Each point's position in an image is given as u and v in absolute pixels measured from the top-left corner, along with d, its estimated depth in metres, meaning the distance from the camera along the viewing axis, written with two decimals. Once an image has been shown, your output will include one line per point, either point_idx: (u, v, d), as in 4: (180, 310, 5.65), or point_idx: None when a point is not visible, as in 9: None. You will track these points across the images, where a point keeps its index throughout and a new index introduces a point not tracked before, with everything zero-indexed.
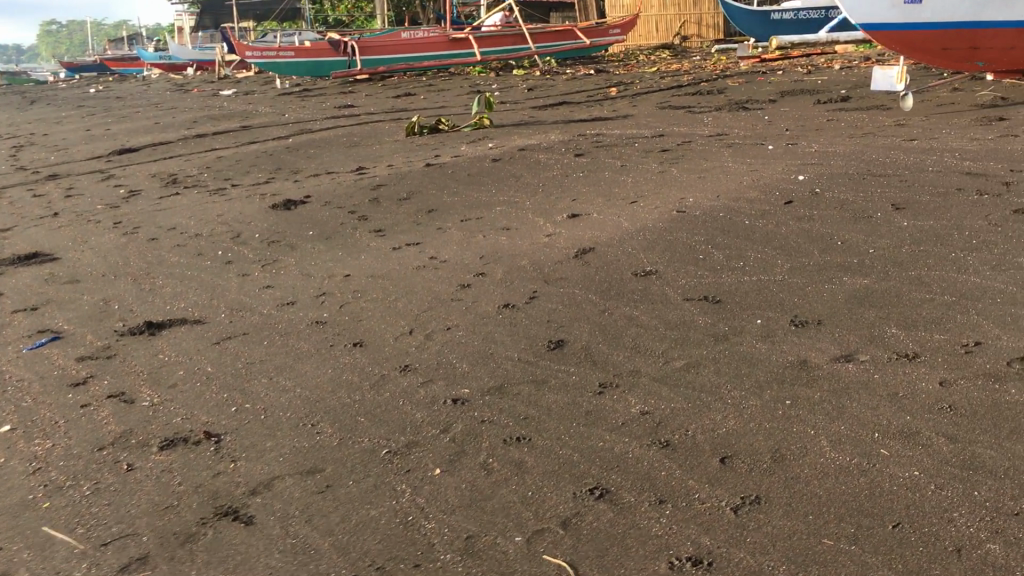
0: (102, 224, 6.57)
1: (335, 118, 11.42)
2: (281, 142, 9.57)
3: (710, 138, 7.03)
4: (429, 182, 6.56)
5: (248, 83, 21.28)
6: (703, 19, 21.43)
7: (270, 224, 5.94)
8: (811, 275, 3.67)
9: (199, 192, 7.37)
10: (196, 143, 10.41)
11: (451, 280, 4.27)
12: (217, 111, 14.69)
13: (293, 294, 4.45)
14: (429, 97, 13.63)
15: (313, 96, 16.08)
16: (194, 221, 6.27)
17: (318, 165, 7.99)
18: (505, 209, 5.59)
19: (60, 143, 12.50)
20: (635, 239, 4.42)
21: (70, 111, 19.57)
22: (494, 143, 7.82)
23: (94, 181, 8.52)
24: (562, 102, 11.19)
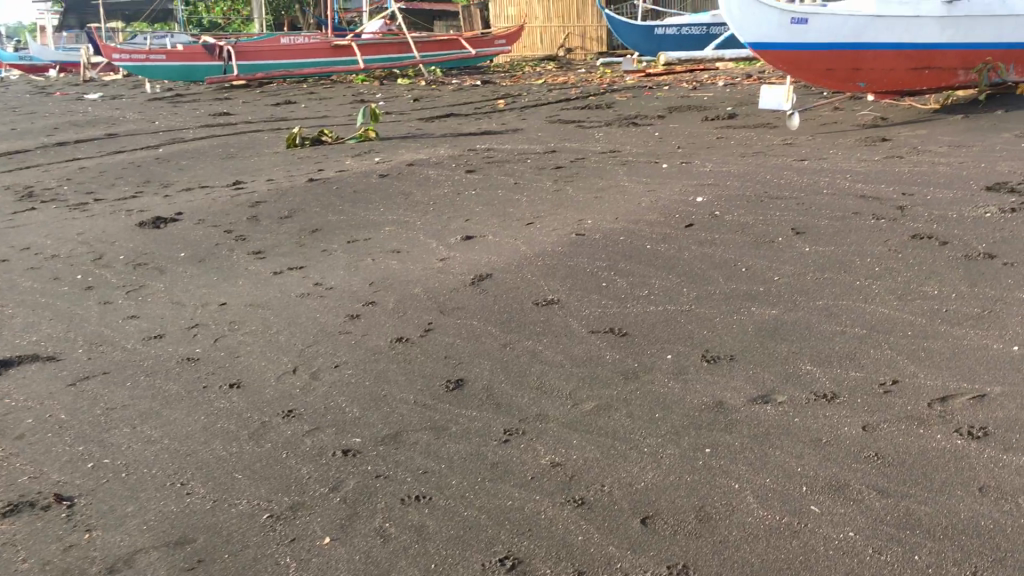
0: None
1: (209, 128, 10.87)
2: (150, 153, 9.01)
3: (603, 155, 6.91)
4: (313, 199, 6.21)
5: (116, 87, 20.24)
6: (587, 32, 20.96)
7: (137, 244, 5.48)
8: (718, 305, 3.52)
9: (58, 206, 6.81)
10: (56, 152, 9.71)
11: (339, 311, 3.96)
12: (81, 117, 13.85)
13: (162, 326, 4.05)
14: (310, 107, 13.19)
15: (187, 103, 15.37)
16: (51, 240, 5.75)
17: (190, 178, 7.51)
18: (394, 229, 5.30)
19: None
20: (534, 265, 4.20)
21: None
22: (380, 157, 7.51)
23: None
24: (449, 114, 10.95)
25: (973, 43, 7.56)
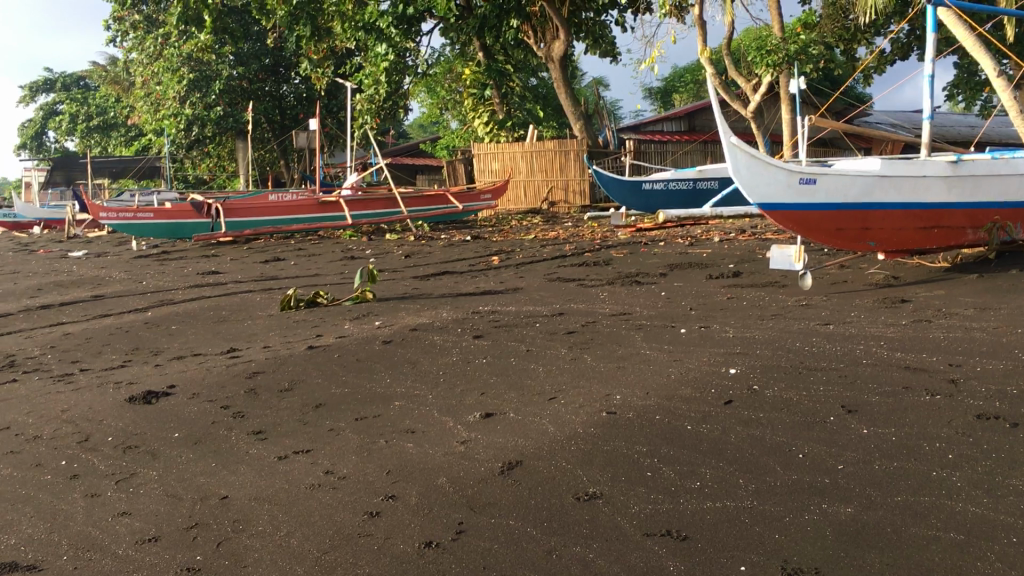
0: None
1: (197, 288, 10.67)
2: (138, 316, 8.75)
3: (614, 318, 6.68)
4: (314, 368, 5.88)
5: (101, 244, 20.20)
6: (570, 184, 20.93)
7: (126, 424, 5.10)
8: (785, 501, 3.18)
9: (41, 380, 6.48)
10: (40, 316, 9.45)
11: (354, 507, 3.57)
12: (66, 277, 13.67)
13: (157, 525, 3.64)
14: (299, 264, 13.08)
15: (173, 261, 15.26)
16: (34, 419, 5.39)
17: (181, 344, 7.21)
18: (406, 404, 4.95)
19: None
20: (568, 450, 3.85)
21: None
22: (381, 321, 7.24)
23: None
24: (444, 271, 10.81)
25: (981, 202, 7.53)
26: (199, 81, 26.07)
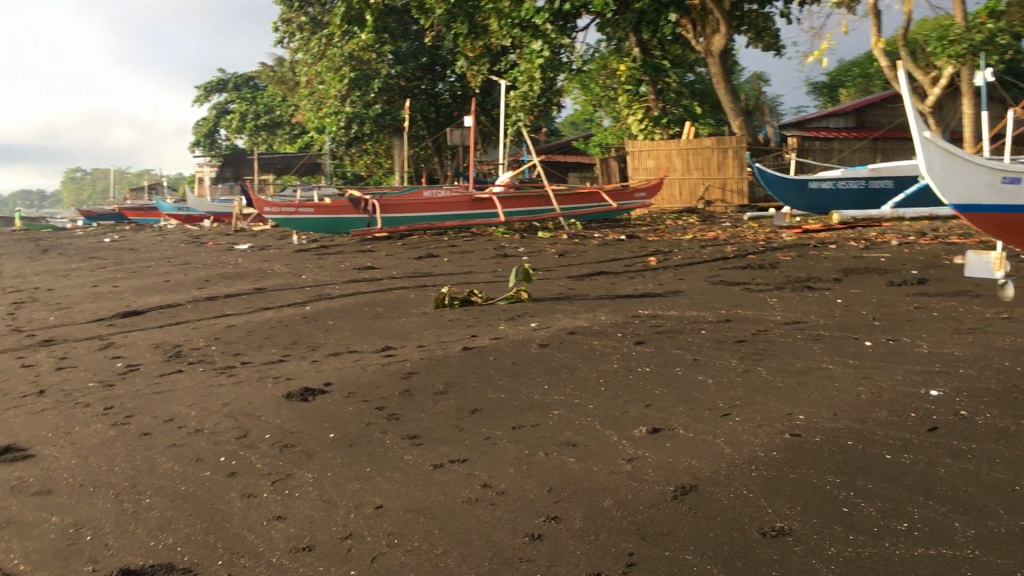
0: (90, 413, 5.75)
1: (354, 283, 10.78)
2: (298, 310, 8.88)
3: (788, 326, 6.19)
4: (469, 370, 5.69)
5: (265, 237, 21.00)
6: (728, 184, 20.20)
7: (283, 421, 5.05)
8: (1015, 556, 2.72)
9: (205, 371, 6.60)
10: (207, 307, 9.77)
11: (516, 528, 3.31)
12: (231, 269, 14.20)
13: (311, 533, 3.51)
14: (452, 261, 13.08)
15: (331, 255, 15.62)
16: (197, 412, 5.44)
17: (338, 340, 7.21)
18: (566, 414, 4.67)
19: (65, 302, 11.94)
20: (750, 476, 3.48)
21: (83, 263, 19.29)
22: (537, 322, 7.01)
23: (91, 353, 7.84)
24: (599, 271, 10.51)
25: None
26: (359, 79, 26.75)
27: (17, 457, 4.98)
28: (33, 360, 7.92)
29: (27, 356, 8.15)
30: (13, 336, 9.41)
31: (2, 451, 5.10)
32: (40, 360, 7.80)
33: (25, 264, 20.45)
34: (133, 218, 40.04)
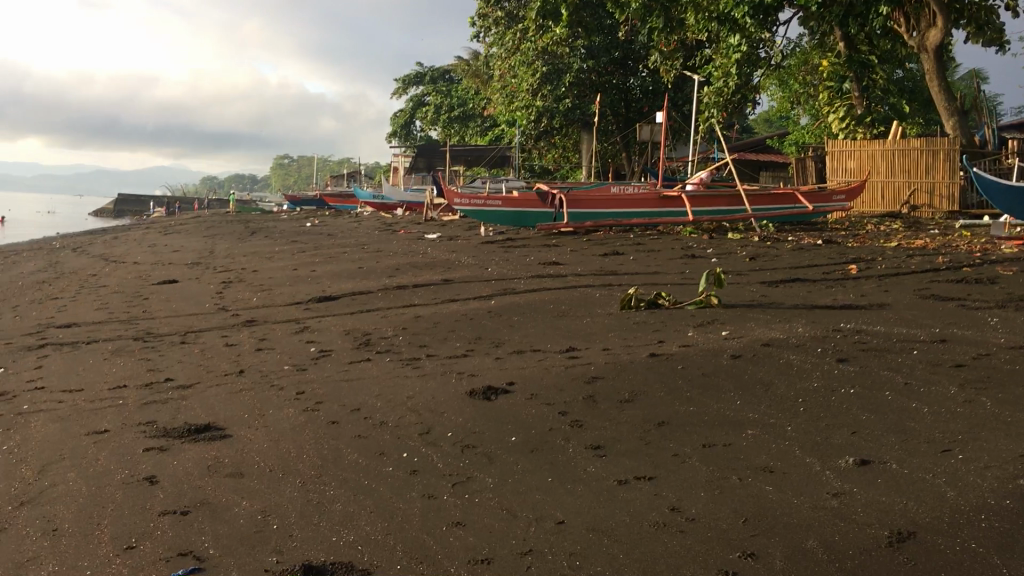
0: (283, 397, 5.92)
1: (539, 279, 10.73)
2: (483, 304, 8.90)
3: (1015, 352, 5.57)
4: (656, 379, 5.45)
5: (453, 228, 21.45)
6: (936, 188, 18.66)
7: (465, 419, 5.00)
8: None
9: (392, 361, 6.71)
10: (396, 295, 10.01)
11: (707, 561, 3.07)
12: (420, 258, 14.55)
13: (489, 544, 3.39)
14: (638, 259, 12.84)
15: (516, 249, 15.73)
16: (383, 403, 5.48)
17: (522, 338, 7.14)
18: (761, 435, 4.35)
19: (267, 283, 12.58)
20: (980, 528, 3.07)
21: (285, 246, 20.39)
22: (729, 330, 6.67)
23: (287, 336, 8.19)
24: (794, 277, 9.98)
25: None
26: (551, 73, 26.80)
27: (214, 436, 5.18)
28: (235, 339, 8.33)
29: (230, 335, 8.57)
30: (218, 315, 9.95)
31: (202, 428, 5.34)
32: (241, 340, 8.24)
33: (234, 245, 21.84)
34: (331, 204, 42.10)
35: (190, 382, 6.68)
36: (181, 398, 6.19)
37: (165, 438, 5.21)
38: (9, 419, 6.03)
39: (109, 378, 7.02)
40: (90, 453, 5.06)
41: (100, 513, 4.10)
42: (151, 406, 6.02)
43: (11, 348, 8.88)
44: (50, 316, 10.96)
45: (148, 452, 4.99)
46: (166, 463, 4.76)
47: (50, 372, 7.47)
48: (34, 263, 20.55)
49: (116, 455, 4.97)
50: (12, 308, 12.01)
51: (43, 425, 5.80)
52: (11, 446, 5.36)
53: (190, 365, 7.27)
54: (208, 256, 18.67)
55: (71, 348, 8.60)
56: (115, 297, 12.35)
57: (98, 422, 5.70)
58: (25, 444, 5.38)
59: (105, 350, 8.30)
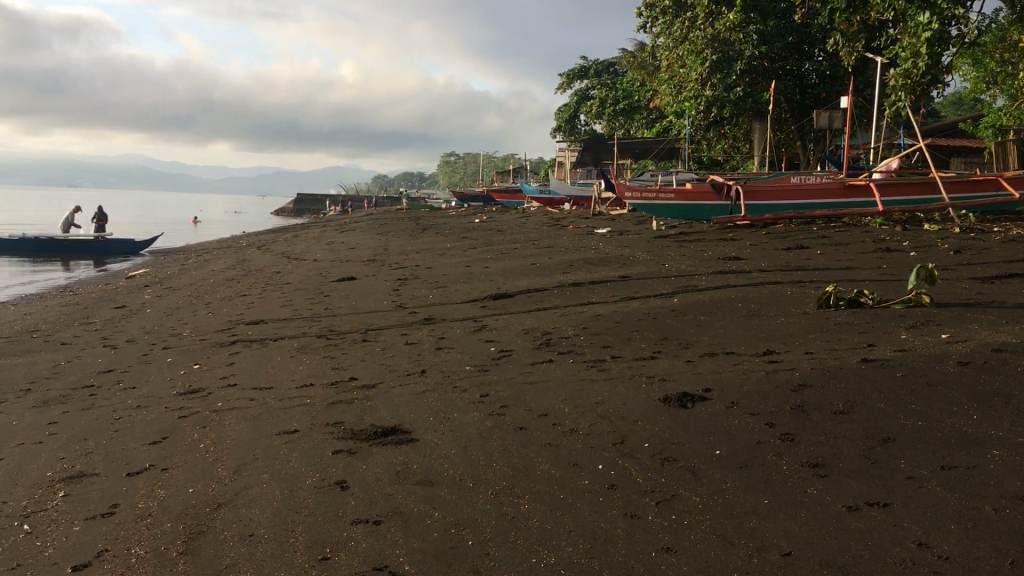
0: (466, 399, 5.76)
1: (721, 275, 10.23)
2: (665, 302, 8.51)
3: None
4: (873, 388, 4.93)
5: (623, 222, 21.07)
6: None
7: (661, 428, 4.66)
8: None
9: (575, 363, 6.45)
10: (572, 292, 9.77)
11: None
12: (592, 253, 14.30)
13: None
14: (826, 253, 12.10)
15: (692, 243, 15.21)
16: (571, 408, 5.22)
17: (712, 339, 6.72)
18: (1010, 457, 3.80)
19: (442, 280, 12.64)
20: None
21: (456, 242, 20.61)
22: (948, 333, 6.02)
23: (467, 335, 8.09)
24: (1011, 272, 9.04)
25: None
26: (721, 61, 25.86)
27: (401, 440, 5.06)
28: (414, 337, 8.30)
29: (410, 333, 8.55)
30: (396, 313, 9.99)
31: (389, 431, 5.24)
32: (420, 338, 8.21)
33: (407, 241, 22.29)
34: (498, 199, 42.53)
35: (373, 381, 6.66)
36: (365, 398, 6.15)
37: (352, 441, 5.15)
38: (206, 417, 6.16)
39: (295, 376, 7.09)
40: (281, 454, 5.05)
41: (294, 519, 4.03)
42: (337, 406, 6.01)
43: (205, 344, 9.21)
44: (239, 313, 11.37)
45: (337, 454, 4.93)
46: (356, 468, 4.68)
47: (240, 370, 7.64)
48: (224, 260, 21.62)
49: (305, 457, 4.94)
50: (205, 304, 12.57)
51: (236, 423, 5.89)
52: (208, 444, 5.45)
53: (373, 364, 7.26)
54: (383, 253, 19.05)
55: (258, 345, 8.83)
56: (298, 294, 12.71)
57: (287, 422, 5.73)
58: (220, 442, 5.45)
59: (290, 347, 8.45)
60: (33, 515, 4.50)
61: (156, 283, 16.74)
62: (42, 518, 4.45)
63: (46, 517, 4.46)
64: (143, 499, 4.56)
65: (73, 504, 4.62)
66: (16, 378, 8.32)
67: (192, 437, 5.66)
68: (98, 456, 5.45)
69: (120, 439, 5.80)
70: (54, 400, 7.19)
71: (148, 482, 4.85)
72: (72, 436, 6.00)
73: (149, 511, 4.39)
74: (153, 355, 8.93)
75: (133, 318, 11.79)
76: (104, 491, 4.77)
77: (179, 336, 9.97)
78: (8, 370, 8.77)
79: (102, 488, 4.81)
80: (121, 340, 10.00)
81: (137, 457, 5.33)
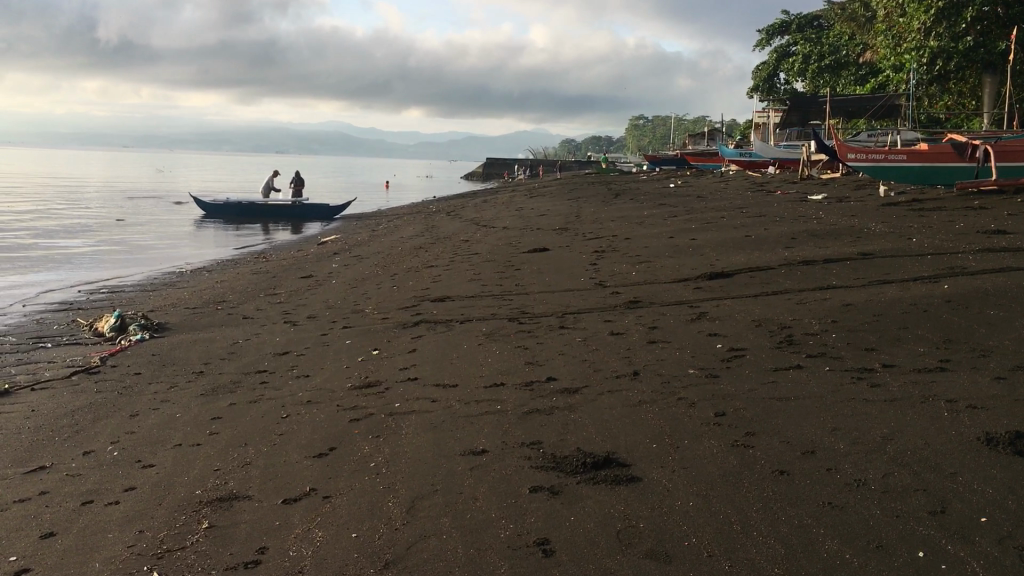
0: (696, 420, 4.50)
1: (993, 254, 8.40)
2: (933, 289, 6.86)
3: None
4: None
5: (841, 187, 18.97)
6: None
7: (999, 492, 3.26)
8: None
9: (834, 370, 5.05)
10: (804, 272, 8.29)
11: None
12: (813, 223, 12.62)
13: None
14: None
15: (932, 212, 13.21)
16: (849, 445, 3.85)
17: (1018, 346, 5.13)
18: None
19: (644, 254, 11.40)
20: None
21: (653, 209, 19.21)
22: None
23: (683, 324, 6.82)
24: None
25: None
26: (949, 9, 23.11)
27: (618, 478, 3.87)
28: (621, 325, 7.10)
29: (614, 320, 7.35)
30: (597, 293, 8.79)
31: (601, 462, 4.07)
32: (629, 327, 7.02)
33: (602, 208, 21.05)
34: (693, 163, 40.52)
35: (576, 384, 5.53)
36: (567, 410, 5.00)
37: (554, 474, 4.02)
38: (379, 422, 5.20)
39: (486, 371, 6.04)
40: (466, 487, 4.01)
41: None
42: (533, 420, 4.90)
43: (386, 324, 8.36)
44: (424, 287, 10.54)
45: (535, 495, 3.81)
46: (564, 517, 3.54)
47: (423, 360, 6.69)
48: (413, 227, 21.16)
49: (495, 496, 3.85)
50: (391, 277, 11.91)
51: (414, 433, 4.90)
52: (380, 464, 4.47)
53: (575, 361, 6.10)
54: (576, 221, 17.94)
55: (443, 327, 7.91)
56: (488, 267, 11.75)
57: (475, 438, 4.68)
58: (394, 462, 4.47)
59: (478, 333, 7.43)
60: (167, 557, 3.65)
61: (345, 251, 16.33)
62: (175, 563, 3.59)
63: (180, 562, 3.59)
64: (296, 544, 3.62)
65: (215, 544, 3.73)
66: (190, 358, 7.77)
67: (362, 452, 4.71)
68: (254, 470, 4.60)
69: (283, 447, 4.94)
70: (224, 388, 6.51)
71: (306, 515, 3.91)
72: (232, 439, 5.22)
73: (301, 564, 3.42)
74: (332, 335, 8.17)
75: (318, 291, 11.22)
76: (252, 526, 3.86)
77: (360, 313, 9.22)
78: (186, 347, 8.27)
79: (252, 521, 3.92)
80: (303, 316, 9.41)
81: (297, 476, 4.43)
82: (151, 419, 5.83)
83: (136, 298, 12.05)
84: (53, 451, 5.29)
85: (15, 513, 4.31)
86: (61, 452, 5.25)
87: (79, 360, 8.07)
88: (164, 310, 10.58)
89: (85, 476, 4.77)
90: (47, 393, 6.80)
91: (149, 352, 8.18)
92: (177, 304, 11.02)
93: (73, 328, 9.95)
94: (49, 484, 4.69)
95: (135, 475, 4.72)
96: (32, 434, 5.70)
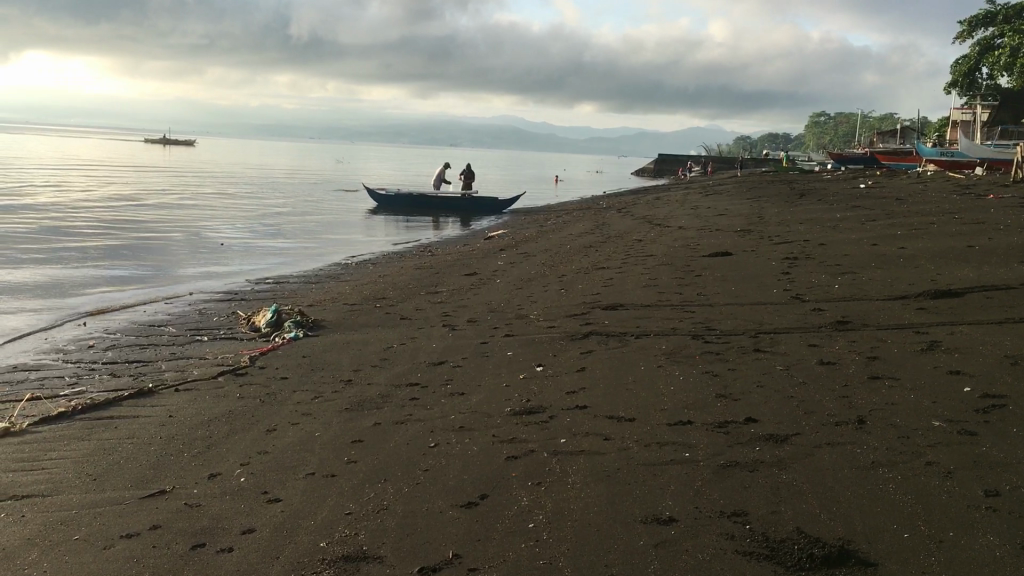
0: (960, 501, 3.37)
1: None
2: None
3: None
4: None
5: None
6: None
7: None
8: None
9: None
10: None
11: None
12: None
13: None
14: None
15: None
16: None
17: None
18: None
19: (845, 263, 10.07)
20: None
21: (848, 211, 17.53)
22: None
23: (911, 355, 5.61)
24: None
25: None
26: None
27: None
28: (832, 352, 5.94)
29: (822, 344, 6.19)
30: (794, 309, 7.61)
31: (834, 558, 3.04)
32: (842, 354, 5.85)
33: (789, 209, 19.45)
34: (885, 163, 37.68)
35: (784, 429, 4.46)
36: (776, 466, 3.97)
37: (770, 569, 3.02)
38: (542, 464, 4.33)
39: (669, 404, 5.07)
40: None
41: None
42: (735, 476, 3.91)
43: (552, 335, 7.50)
44: (593, 292, 9.60)
45: None
46: None
47: (594, 383, 5.77)
48: (583, 224, 20.21)
49: None
50: (559, 278, 11.05)
51: (584, 483, 4.00)
52: (541, 525, 3.59)
53: (779, 396, 5.03)
54: (760, 223, 16.54)
55: (617, 341, 6.98)
56: (665, 272, 10.70)
57: (663, 499, 3.72)
58: (560, 525, 3.58)
59: (657, 352, 6.43)
60: None
61: (512, 248, 15.64)
62: None
63: None
64: None
65: None
66: (341, 363, 7.17)
67: (520, 504, 3.85)
68: (390, 519, 3.82)
69: (426, 490, 4.14)
70: (369, 403, 5.81)
71: None
72: (372, 471, 4.48)
73: None
74: (493, 344, 7.38)
75: (481, 291, 10.51)
76: None
77: (525, 319, 8.40)
78: (339, 350, 7.68)
79: None
80: (463, 319, 8.69)
81: (440, 533, 3.62)
82: (288, 437, 5.18)
83: (299, 291, 11.71)
84: (178, 470, 4.71)
85: (117, 554, 3.69)
86: (186, 474, 4.66)
87: (230, 358, 7.63)
88: (323, 305, 10.15)
89: (204, 509, 4.13)
90: (189, 396, 6.31)
91: (300, 353, 7.65)
92: (337, 300, 10.55)
93: (232, 321, 9.62)
94: (163, 515, 4.08)
95: (259, 512, 4.04)
96: (162, 446, 5.16)
